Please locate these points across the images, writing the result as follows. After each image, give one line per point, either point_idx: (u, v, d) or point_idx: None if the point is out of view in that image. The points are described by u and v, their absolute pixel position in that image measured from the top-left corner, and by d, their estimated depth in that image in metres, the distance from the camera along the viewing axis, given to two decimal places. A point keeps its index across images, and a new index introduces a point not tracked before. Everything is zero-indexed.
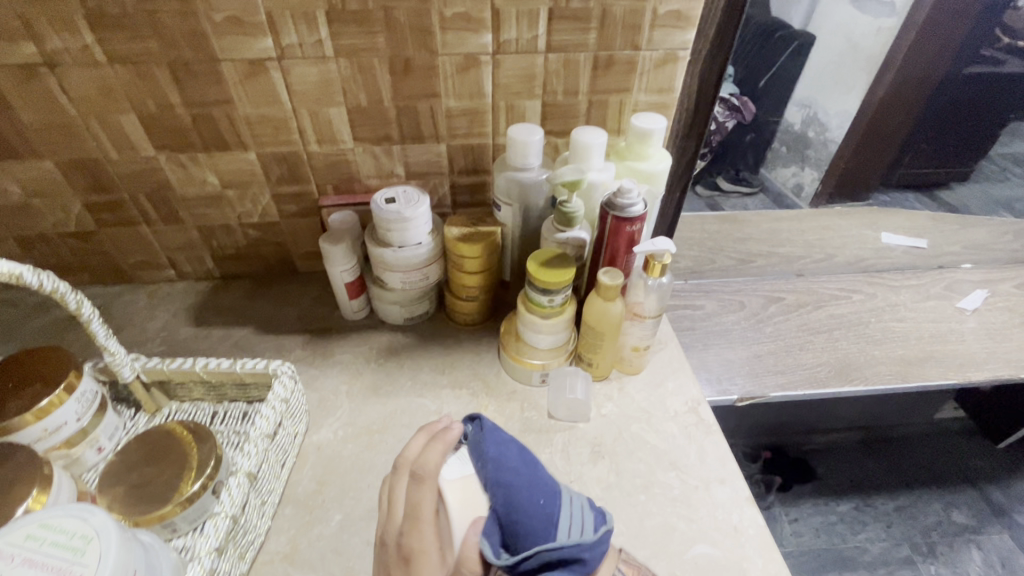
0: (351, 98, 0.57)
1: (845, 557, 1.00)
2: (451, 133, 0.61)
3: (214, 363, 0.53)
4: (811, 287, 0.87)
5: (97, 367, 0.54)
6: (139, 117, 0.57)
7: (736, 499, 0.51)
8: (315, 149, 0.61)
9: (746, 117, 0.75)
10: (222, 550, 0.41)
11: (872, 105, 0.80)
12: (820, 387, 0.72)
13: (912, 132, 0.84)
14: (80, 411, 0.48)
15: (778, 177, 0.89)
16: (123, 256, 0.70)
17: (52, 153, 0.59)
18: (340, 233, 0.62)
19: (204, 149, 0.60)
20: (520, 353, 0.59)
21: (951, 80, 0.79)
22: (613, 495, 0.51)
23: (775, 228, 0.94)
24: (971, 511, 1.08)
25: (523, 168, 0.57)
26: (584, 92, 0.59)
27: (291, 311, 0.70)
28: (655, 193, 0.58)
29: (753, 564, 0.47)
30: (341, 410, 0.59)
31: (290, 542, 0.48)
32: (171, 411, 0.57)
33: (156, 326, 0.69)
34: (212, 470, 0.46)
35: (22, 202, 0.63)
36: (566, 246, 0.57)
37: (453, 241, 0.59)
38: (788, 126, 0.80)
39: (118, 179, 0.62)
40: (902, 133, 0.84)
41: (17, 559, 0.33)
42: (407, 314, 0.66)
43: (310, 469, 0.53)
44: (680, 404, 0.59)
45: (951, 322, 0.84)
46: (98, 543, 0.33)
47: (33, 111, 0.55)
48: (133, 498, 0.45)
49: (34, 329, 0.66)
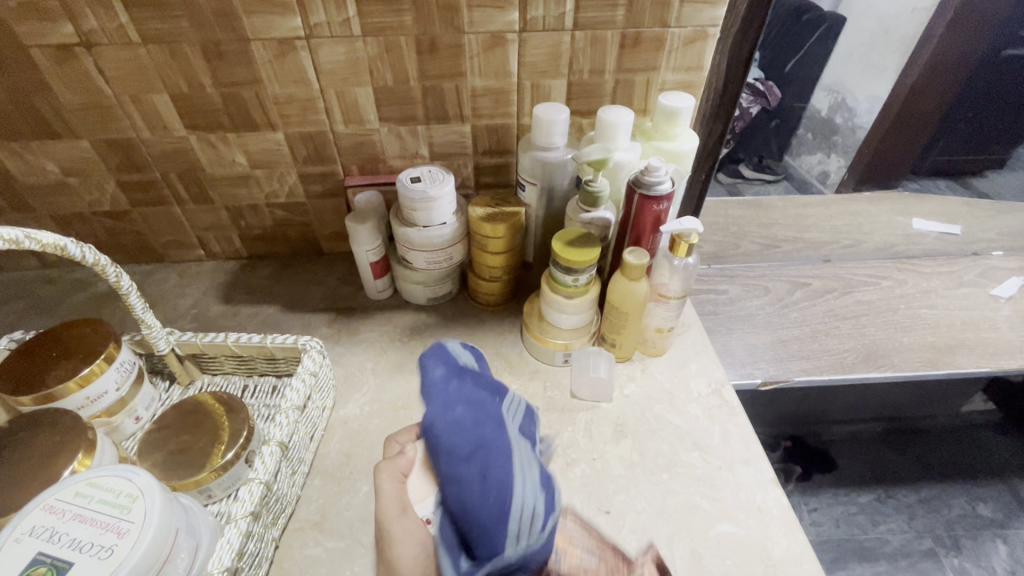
0: (378, 78, 0.57)
1: (866, 548, 1.00)
2: (475, 113, 0.61)
3: (245, 337, 0.54)
4: (837, 273, 0.86)
5: (134, 340, 0.56)
6: (171, 97, 0.58)
7: (760, 481, 0.51)
8: (341, 130, 0.62)
9: (771, 102, 0.73)
10: (257, 514, 0.42)
11: (906, 86, 0.77)
12: (846, 373, 0.72)
13: (947, 117, 0.80)
14: (119, 380, 0.50)
15: (802, 163, 0.90)
16: (155, 234, 0.72)
17: (87, 133, 0.61)
18: (365, 213, 0.63)
19: (233, 128, 0.61)
20: (543, 332, 0.59)
21: (991, 63, 0.74)
22: (637, 473, 0.52)
23: (803, 214, 0.92)
24: (999, 505, 1.06)
25: (548, 148, 0.57)
26: (611, 70, 0.58)
27: (318, 290, 0.72)
28: (682, 173, 0.58)
29: (777, 543, 0.47)
30: (367, 386, 0.60)
31: (320, 510, 0.50)
32: (204, 384, 0.58)
33: (188, 303, 0.71)
34: (244, 440, 0.47)
35: (59, 181, 0.65)
36: (591, 227, 0.56)
37: (478, 221, 0.59)
38: (815, 112, 0.81)
39: (150, 158, 0.64)
40: (935, 120, 0.81)
41: (68, 514, 0.35)
42: (430, 294, 0.67)
43: (338, 442, 0.55)
44: (703, 386, 0.59)
45: (984, 310, 0.81)
46: (143, 502, 0.35)
47: (69, 90, 0.57)
48: (172, 464, 0.46)
49: (71, 304, 0.69)
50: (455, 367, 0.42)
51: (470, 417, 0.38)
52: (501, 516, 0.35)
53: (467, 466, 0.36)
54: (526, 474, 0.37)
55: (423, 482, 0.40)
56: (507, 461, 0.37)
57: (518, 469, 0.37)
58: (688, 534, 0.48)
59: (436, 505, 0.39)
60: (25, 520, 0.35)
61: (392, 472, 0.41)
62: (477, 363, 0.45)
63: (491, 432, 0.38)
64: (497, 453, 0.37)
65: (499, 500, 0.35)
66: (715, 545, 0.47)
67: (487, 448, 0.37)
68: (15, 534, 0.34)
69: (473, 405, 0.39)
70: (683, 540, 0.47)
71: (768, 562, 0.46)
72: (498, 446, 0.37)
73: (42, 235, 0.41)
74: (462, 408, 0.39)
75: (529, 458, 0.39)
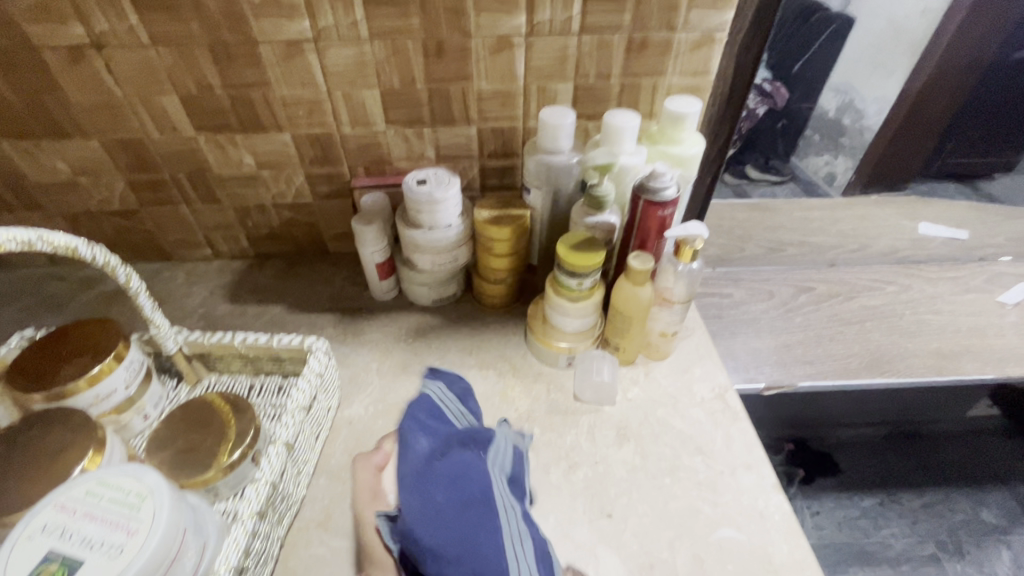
0: (385, 81, 0.58)
1: (867, 552, 1.00)
2: (481, 116, 0.61)
3: (252, 338, 0.55)
4: (843, 277, 0.85)
5: (142, 339, 0.56)
6: (180, 99, 0.58)
7: (762, 486, 0.51)
8: (348, 132, 0.62)
9: (778, 102, 0.73)
10: (263, 513, 0.43)
11: (912, 91, 0.77)
12: (850, 378, 0.71)
13: (952, 123, 0.81)
14: (128, 379, 0.50)
15: (809, 165, 0.84)
16: (163, 233, 0.73)
17: (97, 133, 0.61)
18: (371, 214, 0.63)
19: (241, 129, 0.61)
20: (547, 335, 0.60)
21: (999, 66, 0.75)
22: (639, 477, 0.52)
23: (806, 218, 0.89)
24: (1002, 511, 1.05)
25: (554, 152, 0.57)
26: (617, 74, 0.58)
27: (324, 291, 0.72)
28: (687, 178, 0.58)
29: (778, 549, 0.47)
30: (372, 386, 0.60)
31: (325, 510, 0.50)
32: (211, 383, 0.59)
33: (195, 302, 0.72)
34: (251, 440, 0.48)
35: (69, 180, 0.66)
36: (596, 231, 0.57)
37: (483, 223, 0.60)
38: (822, 113, 0.77)
39: (158, 158, 0.64)
40: (940, 126, 0.81)
41: (79, 512, 0.35)
42: (435, 295, 0.68)
43: (343, 442, 0.55)
44: (706, 390, 0.59)
45: (990, 316, 0.81)
46: (152, 501, 0.36)
47: (80, 91, 0.57)
48: (180, 463, 0.47)
49: (81, 302, 0.69)
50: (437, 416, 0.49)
51: (455, 469, 0.44)
52: (493, 570, 0.38)
53: (459, 565, 0.38)
54: (519, 543, 0.40)
55: (394, 473, 0.45)
56: (495, 535, 0.40)
57: (507, 539, 0.40)
58: (689, 538, 0.48)
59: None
60: (36, 517, 0.35)
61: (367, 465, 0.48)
62: (463, 409, 0.52)
63: (478, 513, 0.41)
64: (479, 522, 0.40)
65: (491, 556, 0.39)
66: (717, 549, 0.47)
67: (475, 536, 0.39)
68: (26, 532, 0.35)
69: (454, 478, 0.43)
70: (685, 545, 0.48)
71: (769, 568, 0.46)
72: (486, 525, 0.40)
73: (54, 236, 0.42)
74: (444, 479, 0.43)
75: (519, 530, 0.41)
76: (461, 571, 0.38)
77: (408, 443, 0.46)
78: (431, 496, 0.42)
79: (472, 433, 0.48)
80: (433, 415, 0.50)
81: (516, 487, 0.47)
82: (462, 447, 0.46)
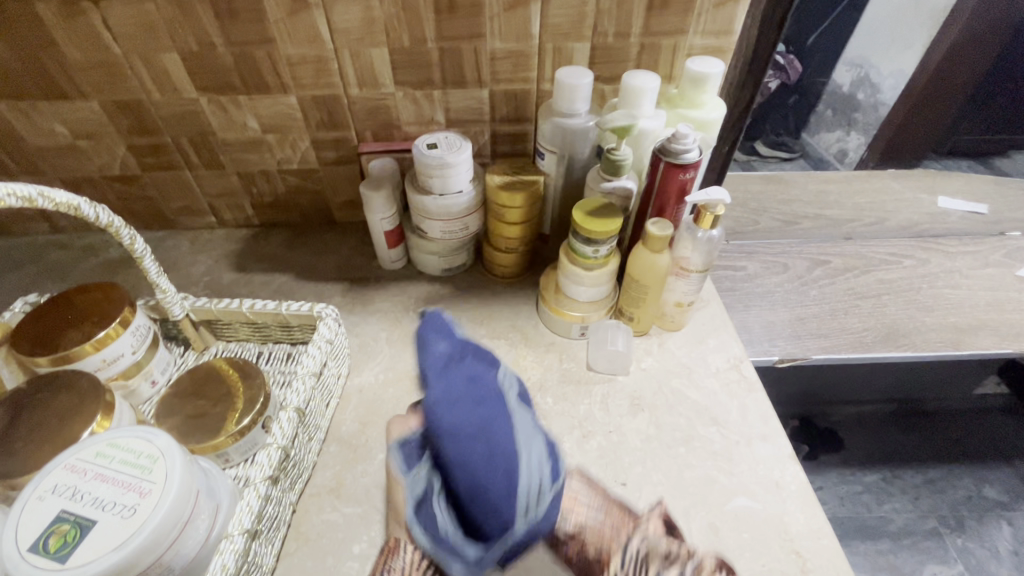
0: (394, 39, 0.55)
1: (870, 526, 1.01)
2: (494, 78, 0.59)
3: (260, 304, 0.54)
4: (858, 251, 0.84)
5: (148, 305, 0.55)
6: (181, 56, 0.56)
7: (778, 456, 0.51)
8: (355, 93, 0.60)
9: (792, 77, 0.69)
10: (276, 479, 0.42)
11: (935, 58, 0.73)
12: (864, 352, 0.71)
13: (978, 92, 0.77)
14: (135, 344, 0.49)
15: (821, 141, 0.84)
16: (166, 200, 0.71)
17: (95, 93, 0.59)
18: (379, 180, 0.61)
19: (245, 91, 0.59)
20: (560, 305, 0.59)
21: None
22: (653, 446, 0.51)
23: (823, 190, 0.88)
24: (1006, 487, 1.06)
25: (570, 114, 0.55)
26: (636, 34, 0.56)
27: (330, 260, 0.71)
28: (708, 142, 0.56)
29: (795, 518, 0.47)
30: (381, 355, 0.60)
31: (336, 477, 0.50)
32: (218, 350, 0.58)
33: (200, 270, 0.71)
34: (261, 406, 0.47)
35: (69, 143, 0.64)
36: (612, 197, 0.55)
37: (496, 189, 0.58)
38: (836, 88, 0.74)
39: (160, 121, 0.62)
40: (963, 99, 0.78)
41: (90, 473, 0.35)
42: (445, 265, 0.66)
43: (353, 410, 0.55)
44: (721, 361, 0.58)
45: (1008, 291, 0.80)
46: (164, 463, 0.35)
47: (77, 48, 0.55)
48: (189, 428, 0.46)
49: (84, 269, 0.68)
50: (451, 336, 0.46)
51: (465, 380, 0.40)
52: (512, 478, 0.35)
53: (473, 443, 0.36)
54: (531, 446, 0.37)
55: (419, 446, 0.42)
56: (511, 427, 0.37)
57: (521, 435, 0.37)
58: (705, 507, 0.48)
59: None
60: (47, 478, 0.35)
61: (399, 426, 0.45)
62: (466, 338, 0.47)
63: (493, 410, 0.38)
64: (497, 417, 0.38)
65: (507, 479, 0.35)
66: (732, 518, 0.47)
67: (490, 425, 0.37)
68: (37, 492, 0.34)
69: (472, 378, 0.41)
70: (701, 513, 0.47)
71: (786, 536, 0.46)
72: (500, 417, 0.38)
73: (56, 194, 0.40)
74: (461, 379, 0.40)
75: (533, 427, 0.39)
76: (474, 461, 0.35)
77: (429, 345, 0.45)
78: (451, 410, 0.38)
79: (482, 350, 0.44)
80: (449, 331, 0.47)
81: (527, 405, 0.43)
82: (476, 357, 0.43)
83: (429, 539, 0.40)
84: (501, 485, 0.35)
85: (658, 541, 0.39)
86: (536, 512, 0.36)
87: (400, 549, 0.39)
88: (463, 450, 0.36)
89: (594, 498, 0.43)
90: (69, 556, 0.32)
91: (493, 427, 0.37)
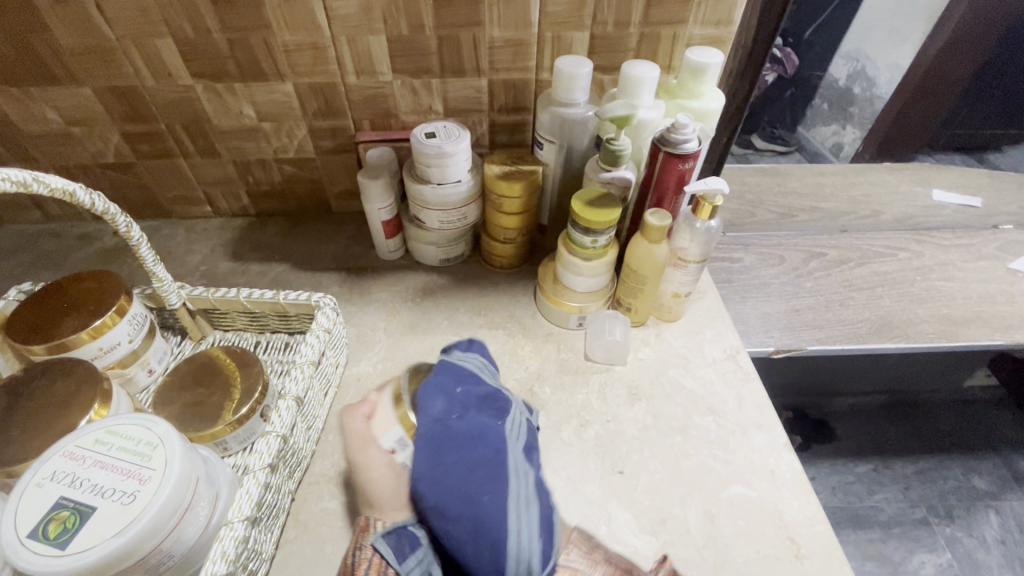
0: (392, 26, 0.55)
1: (861, 515, 1.02)
2: (493, 67, 0.59)
3: (257, 293, 0.53)
4: (854, 243, 0.84)
5: (144, 294, 0.55)
6: (177, 42, 0.55)
7: (773, 445, 0.51)
8: (353, 82, 0.60)
9: (788, 70, 0.69)
10: (274, 467, 0.42)
11: (928, 57, 0.74)
12: (859, 343, 0.71)
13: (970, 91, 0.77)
14: (132, 332, 0.49)
15: (817, 135, 0.84)
16: (161, 189, 0.71)
17: (89, 79, 0.58)
18: (377, 169, 0.61)
19: (241, 78, 0.59)
20: (558, 295, 0.59)
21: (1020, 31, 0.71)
22: (650, 435, 0.52)
23: (820, 182, 0.88)
24: (994, 478, 1.07)
25: (569, 104, 0.55)
26: (636, 23, 0.56)
27: (327, 250, 0.71)
28: (707, 133, 0.56)
29: (789, 505, 0.48)
30: (379, 345, 0.60)
31: (334, 465, 0.50)
32: (215, 339, 0.58)
33: (196, 259, 0.70)
34: (259, 395, 0.47)
35: (62, 130, 0.63)
36: (611, 187, 0.55)
37: (494, 179, 0.58)
38: (832, 82, 0.74)
39: (155, 108, 0.61)
40: (956, 97, 0.78)
41: (89, 460, 0.35)
42: (443, 255, 0.66)
43: (351, 399, 0.55)
44: (718, 351, 0.59)
45: (1000, 283, 0.80)
46: (163, 449, 0.35)
47: (71, 32, 0.54)
48: (188, 416, 0.46)
49: (78, 258, 0.68)
50: (463, 381, 0.45)
51: (466, 434, 0.42)
52: (502, 538, 0.38)
53: (460, 514, 0.38)
54: (525, 508, 0.40)
55: (383, 416, 0.43)
56: (499, 499, 0.39)
57: (512, 500, 0.40)
58: (701, 495, 0.48)
59: (396, 436, 0.43)
60: (45, 466, 0.35)
61: (353, 413, 0.44)
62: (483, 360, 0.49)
63: (489, 480, 0.40)
64: (485, 484, 0.40)
65: (495, 537, 0.38)
66: (728, 505, 0.47)
67: (475, 494, 0.39)
68: (36, 479, 0.34)
69: (477, 430, 0.42)
70: (697, 501, 0.48)
71: (780, 523, 0.47)
72: (494, 483, 0.40)
73: (50, 179, 0.40)
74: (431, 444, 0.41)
75: (530, 495, 0.40)
76: (456, 523, 0.38)
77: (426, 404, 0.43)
78: (439, 491, 0.39)
79: (493, 398, 0.46)
80: (461, 381, 0.45)
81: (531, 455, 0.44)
82: (480, 404, 0.44)
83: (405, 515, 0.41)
84: (489, 543, 0.38)
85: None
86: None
87: (371, 526, 0.40)
88: (453, 529, 0.38)
89: (595, 562, 0.41)
90: (69, 542, 0.32)
91: (490, 490, 0.40)
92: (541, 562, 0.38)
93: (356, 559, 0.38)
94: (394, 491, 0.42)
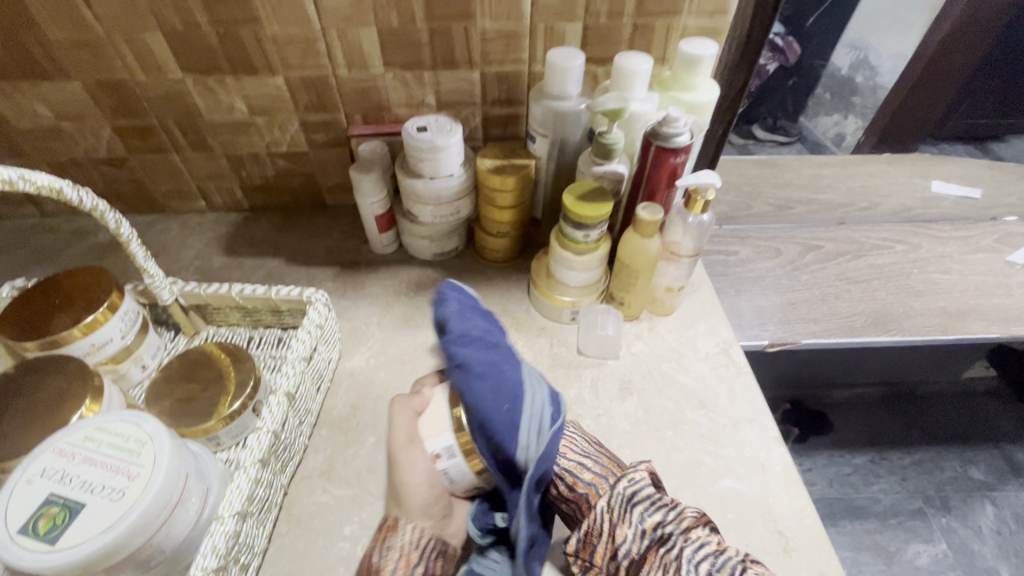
0: (383, 18, 0.54)
1: (856, 506, 1.02)
2: (485, 59, 0.58)
3: (249, 289, 0.53)
4: (851, 236, 0.84)
5: (137, 290, 0.55)
6: (165, 35, 0.55)
7: (764, 438, 0.51)
8: (344, 75, 0.59)
9: (789, 60, 0.67)
10: (266, 462, 0.42)
11: (932, 46, 0.72)
12: (853, 336, 0.71)
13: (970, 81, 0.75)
14: (124, 329, 0.49)
15: (818, 125, 0.81)
16: (155, 184, 0.70)
17: (79, 73, 0.58)
18: (370, 163, 0.61)
19: (231, 72, 0.58)
20: (551, 290, 0.59)
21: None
22: (641, 429, 0.52)
23: (818, 174, 0.87)
24: (990, 468, 1.08)
25: (561, 97, 0.55)
26: (629, 14, 0.55)
27: (321, 244, 0.71)
28: (700, 126, 0.55)
29: (779, 498, 0.48)
30: (373, 339, 0.60)
31: (327, 459, 0.50)
32: (209, 334, 0.59)
33: (190, 254, 0.70)
34: (251, 391, 0.47)
35: (53, 125, 0.63)
36: (603, 181, 0.55)
37: (486, 173, 0.57)
38: (834, 70, 0.72)
39: (145, 102, 0.61)
40: (958, 85, 0.76)
41: (78, 457, 0.35)
42: (436, 249, 0.66)
43: (344, 394, 0.55)
44: (711, 345, 0.59)
45: (998, 276, 0.80)
46: (152, 446, 0.35)
47: (58, 26, 0.54)
48: (180, 412, 0.46)
49: (73, 253, 0.68)
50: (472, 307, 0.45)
51: (488, 318, 0.45)
52: (517, 395, 0.40)
53: (481, 380, 0.39)
54: (540, 386, 0.41)
55: (436, 420, 0.42)
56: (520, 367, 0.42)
57: (530, 379, 0.41)
58: (691, 488, 0.48)
59: (443, 444, 0.41)
60: (37, 461, 0.35)
61: (406, 408, 0.43)
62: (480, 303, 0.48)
63: (505, 359, 0.42)
64: (509, 356, 0.42)
65: (512, 393, 0.40)
66: (718, 499, 0.48)
67: (501, 366, 0.41)
68: (26, 476, 0.34)
69: (489, 328, 0.44)
70: (687, 493, 0.48)
71: (769, 516, 0.47)
72: (508, 352, 0.43)
73: (37, 177, 0.40)
74: (473, 342, 0.41)
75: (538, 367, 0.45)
76: (481, 385, 0.39)
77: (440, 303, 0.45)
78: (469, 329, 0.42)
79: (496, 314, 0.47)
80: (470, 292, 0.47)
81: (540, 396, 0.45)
82: (486, 319, 0.45)
83: (433, 523, 0.41)
84: (508, 422, 0.39)
85: (644, 485, 0.41)
86: (538, 449, 0.39)
87: (401, 528, 0.41)
88: (477, 392, 0.39)
89: (585, 446, 0.45)
90: (59, 538, 0.32)
91: (506, 359, 0.42)
92: (550, 425, 0.40)
93: (381, 559, 0.39)
94: (428, 500, 0.41)
